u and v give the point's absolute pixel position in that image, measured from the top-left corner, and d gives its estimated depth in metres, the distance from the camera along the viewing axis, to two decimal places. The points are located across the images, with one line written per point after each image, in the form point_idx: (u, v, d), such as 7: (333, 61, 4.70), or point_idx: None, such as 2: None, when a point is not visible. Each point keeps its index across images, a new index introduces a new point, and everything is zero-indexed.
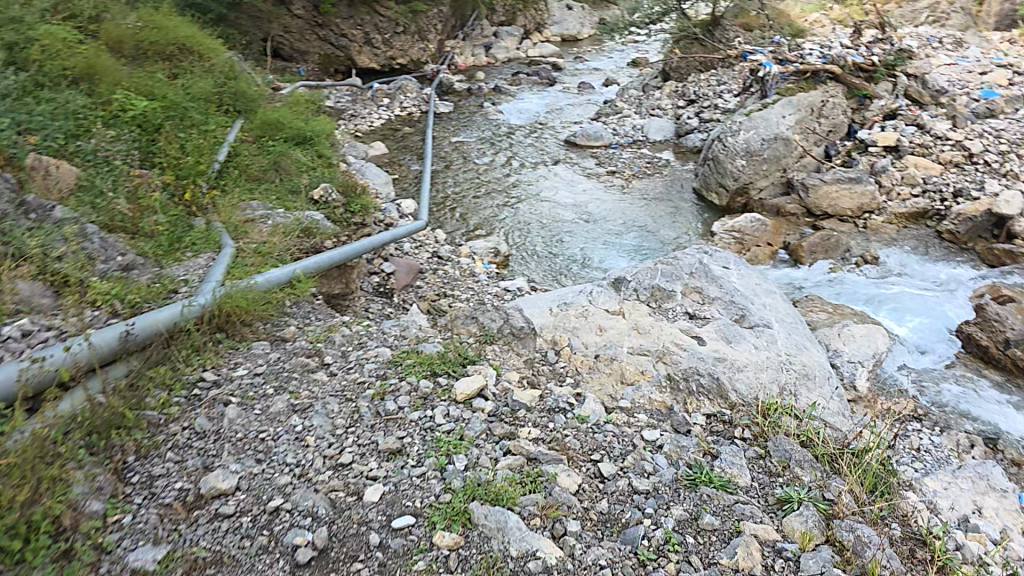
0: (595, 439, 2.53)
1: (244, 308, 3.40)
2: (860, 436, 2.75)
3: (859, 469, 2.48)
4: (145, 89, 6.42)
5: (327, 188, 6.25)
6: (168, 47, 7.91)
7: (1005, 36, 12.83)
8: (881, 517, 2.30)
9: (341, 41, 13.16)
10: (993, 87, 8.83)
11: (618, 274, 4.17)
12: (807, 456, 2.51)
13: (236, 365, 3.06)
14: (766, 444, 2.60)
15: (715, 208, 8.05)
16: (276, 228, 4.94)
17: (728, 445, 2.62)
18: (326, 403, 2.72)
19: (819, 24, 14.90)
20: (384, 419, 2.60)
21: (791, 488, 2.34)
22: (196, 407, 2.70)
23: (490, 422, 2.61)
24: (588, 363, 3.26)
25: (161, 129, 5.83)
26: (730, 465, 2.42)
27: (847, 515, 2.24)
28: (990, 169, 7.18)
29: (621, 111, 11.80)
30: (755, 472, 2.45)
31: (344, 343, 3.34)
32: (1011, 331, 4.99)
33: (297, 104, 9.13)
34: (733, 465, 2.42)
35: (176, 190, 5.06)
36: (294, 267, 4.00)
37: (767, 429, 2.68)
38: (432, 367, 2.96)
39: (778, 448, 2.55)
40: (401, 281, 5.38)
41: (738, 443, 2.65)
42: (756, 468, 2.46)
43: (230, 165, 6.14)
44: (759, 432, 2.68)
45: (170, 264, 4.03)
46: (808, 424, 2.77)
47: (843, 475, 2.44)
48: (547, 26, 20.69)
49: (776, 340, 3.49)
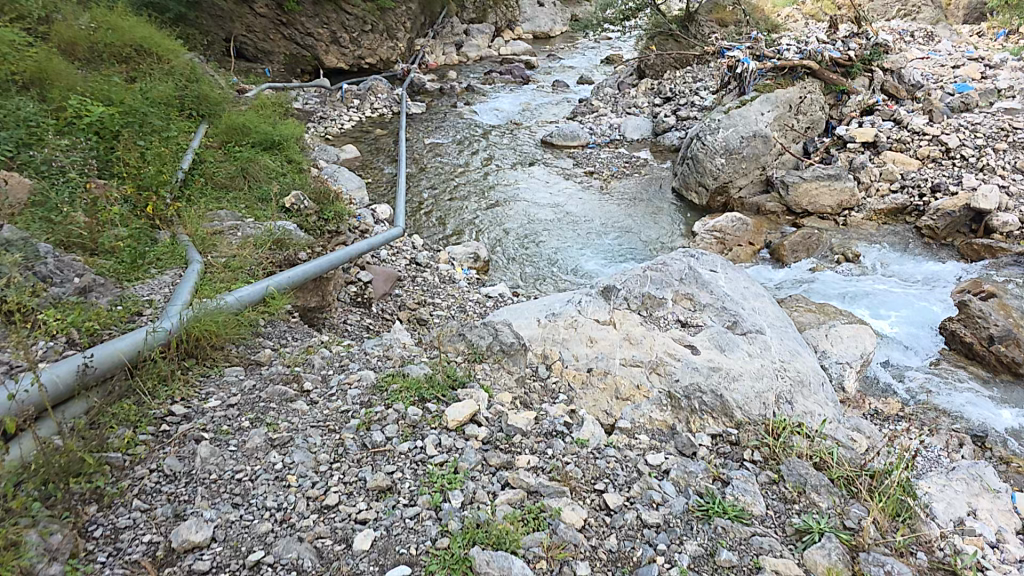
0: (596, 467, 2.43)
1: (213, 332, 3.18)
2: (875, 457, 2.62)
3: (875, 487, 2.40)
4: (101, 93, 6.07)
5: (298, 195, 5.98)
6: (125, 49, 7.55)
7: (972, 30, 13.24)
8: (905, 542, 2.20)
9: (308, 40, 12.80)
10: (966, 80, 9.07)
11: (607, 280, 4.06)
12: (824, 479, 2.41)
13: (208, 395, 2.86)
14: (777, 465, 2.52)
15: (695, 207, 8.10)
16: (246, 241, 4.70)
17: (738, 468, 2.51)
18: (308, 437, 2.53)
19: (790, 21, 15.15)
20: (370, 452, 2.44)
21: (809, 515, 2.24)
22: (165, 445, 2.49)
23: (485, 450, 2.48)
24: (581, 377, 3.18)
25: (119, 137, 5.52)
26: (743, 492, 2.31)
27: (871, 543, 2.14)
28: (965, 163, 7.30)
29: (597, 110, 11.76)
30: (768, 498, 2.34)
31: (324, 367, 3.16)
32: (995, 327, 5.02)
33: (264, 107, 8.82)
34: (745, 492, 2.31)
35: (138, 202, 4.78)
36: (265, 283, 3.79)
37: (778, 451, 2.58)
38: (419, 392, 2.81)
39: (792, 472, 2.44)
40: (380, 291, 5.21)
41: (748, 466, 2.53)
42: (768, 492, 2.36)
43: (195, 173, 5.89)
44: (768, 453, 2.59)
45: (133, 284, 3.79)
46: (816, 438, 2.69)
47: (857, 494, 2.36)
48: (517, 23, 20.69)
49: (770, 347, 3.42)
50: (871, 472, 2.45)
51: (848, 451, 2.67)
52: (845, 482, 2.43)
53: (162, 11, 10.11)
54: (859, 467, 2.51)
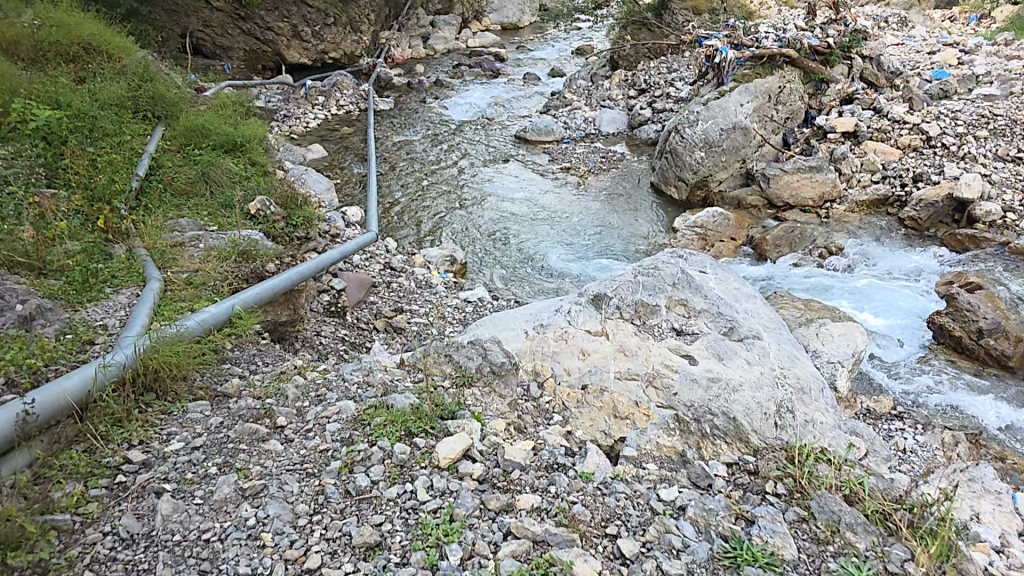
0: (607, 506, 2.24)
1: (174, 363, 2.87)
2: (906, 487, 2.42)
3: (912, 521, 2.20)
4: (47, 96, 5.65)
5: (264, 200, 5.63)
6: (72, 47, 7.07)
7: (944, 14, 13.38)
8: None
9: (268, 36, 12.29)
10: (943, 67, 9.21)
11: (596, 285, 3.87)
12: (859, 516, 2.18)
13: (170, 435, 2.56)
14: (805, 499, 2.30)
15: (675, 202, 8.05)
16: (208, 253, 4.36)
17: (761, 503, 2.30)
18: (283, 484, 2.28)
19: (763, 8, 15.13)
20: (355, 500, 2.21)
21: (847, 559, 2.04)
22: (120, 500, 2.18)
23: (482, 492, 2.27)
24: (576, 396, 3.00)
25: (67, 143, 5.11)
26: (771, 533, 2.12)
27: None
28: (947, 151, 7.36)
29: (570, 103, 11.58)
30: (798, 539, 2.14)
31: (299, 398, 2.90)
32: (984, 320, 5.03)
33: (224, 106, 8.36)
34: (774, 533, 2.11)
35: (89, 214, 4.38)
36: (231, 301, 3.47)
37: (806, 484, 2.35)
38: (406, 426, 2.58)
39: (823, 509, 2.22)
40: (354, 298, 4.95)
41: (772, 499, 2.32)
42: (798, 532, 2.15)
43: (152, 180, 5.51)
44: (794, 486, 2.36)
45: (86, 306, 3.47)
46: (842, 465, 2.47)
47: (894, 530, 2.15)
48: (485, 14, 20.33)
49: (768, 353, 3.28)
50: (908, 506, 2.26)
51: (878, 479, 2.47)
52: (880, 517, 2.21)
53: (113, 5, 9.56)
54: (893, 498, 2.31)
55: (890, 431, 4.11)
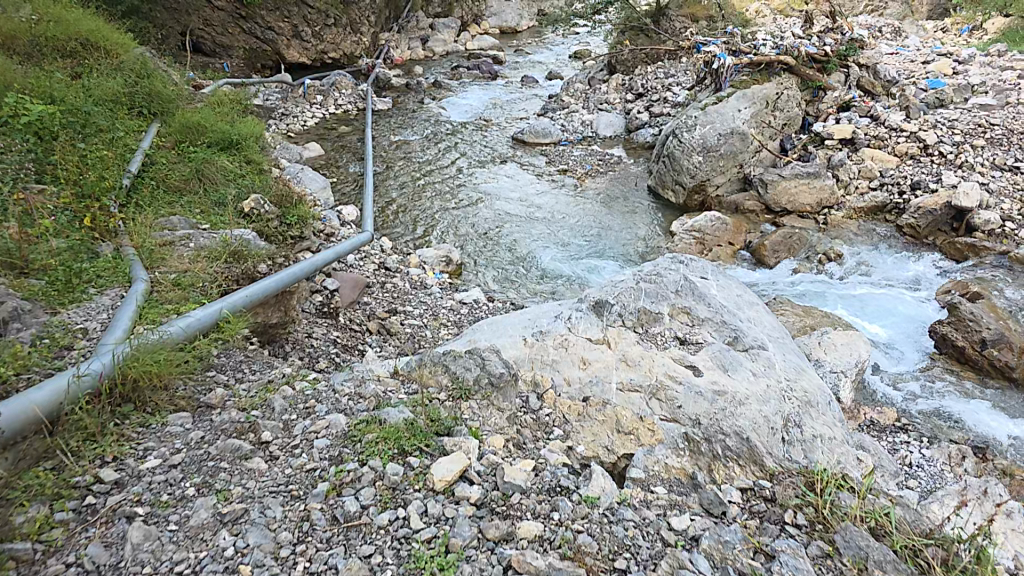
0: (615, 536, 2.10)
1: (156, 373, 2.70)
2: (933, 519, 2.25)
3: (945, 559, 2.04)
4: (39, 90, 5.46)
5: (258, 198, 5.47)
6: (69, 42, 6.87)
7: (936, 25, 13.38)
8: None
9: (269, 35, 12.20)
10: (938, 76, 9.08)
11: (597, 292, 3.72)
12: (889, 553, 2.01)
13: (147, 451, 2.39)
14: (828, 532, 2.13)
15: (672, 206, 7.93)
16: (198, 253, 4.19)
17: (781, 535, 2.14)
18: (266, 509, 2.12)
19: (759, 16, 15.04)
20: (343, 527, 2.06)
21: None
22: (89, 526, 2.02)
23: (480, 519, 2.12)
24: (577, 409, 2.86)
25: (59, 138, 4.93)
26: (793, 571, 1.96)
27: None
28: (944, 160, 7.27)
29: (568, 106, 11.47)
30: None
31: (286, 411, 2.74)
32: (987, 331, 4.89)
33: (221, 104, 8.19)
34: (797, 571, 1.96)
35: (77, 211, 4.21)
36: (218, 305, 3.31)
37: (826, 514, 2.19)
38: (399, 444, 2.44)
39: (849, 544, 2.06)
40: (347, 299, 4.80)
41: (793, 531, 2.15)
42: (822, 570, 1.99)
43: (145, 176, 5.33)
44: (814, 516, 2.20)
45: (66, 307, 3.30)
46: (866, 493, 2.30)
47: (926, 569, 1.99)
48: (484, 18, 20.19)
49: (774, 364, 3.14)
50: (939, 541, 2.10)
51: (904, 509, 2.30)
52: (911, 554, 2.06)
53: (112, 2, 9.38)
54: (922, 533, 2.15)
55: (895, 444, 3.99)
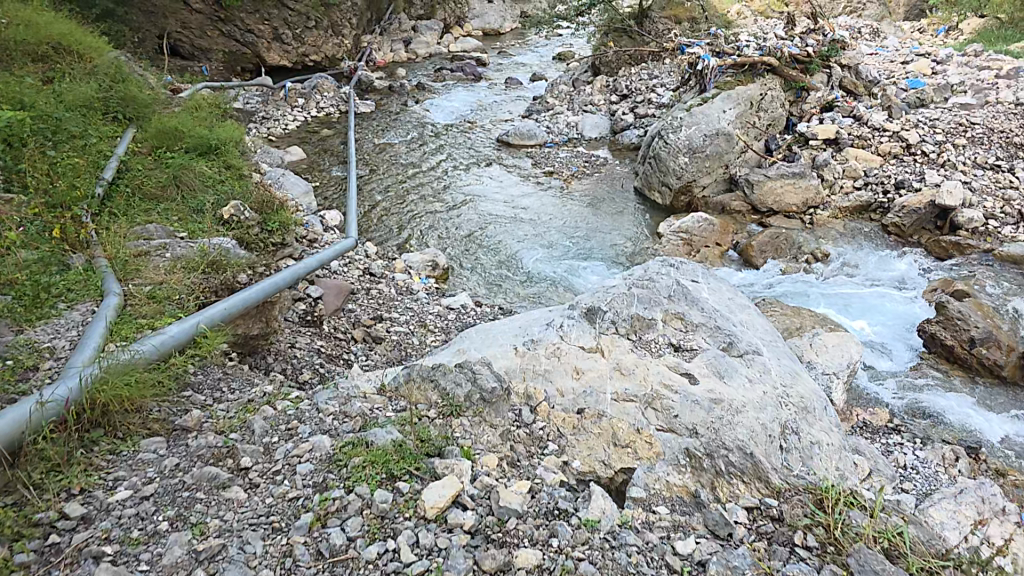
0: (617, 563, 2.00)
1: (129, 395, 2.55)
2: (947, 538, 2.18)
3: None
4: (7, 94, 5.20)
5: (238, 204, 5.29)
6: (40, 46, 6.61)
7: (914, 26, 13.56)
8: None
9: (248, 37, 11.90)
10: (917, 76, 9.19)
11: (589, 297, 3.62)
12: None
13: (117, 481, 2.23)
14: (841, 554, 2.05)
15: (658, 207, 7.88)
16: (175, 264, 4.01)
17: (790, 557, 2.06)
18: (245, 544, 1.99)
19: (741, 18, 15.12)
20: (330, 563, 1.94)
21: None
22: (51, 570, 1.86)
23: (474, 549, 2.02)
24: (572, 422, 2.77)
25: (28, 145, 4.70)
26: None
27: None
28: (926, 159, 7.34)
29: (552, 107, 11.40)
30: None
31: (267, 434, 2.60)
32: (975, 329, 4.89)
33: (199, 107, 7.96)
34: None
35: (47, 222, 4.00)
36: (195, 320, 3.14)
37: (838, 536, 2.11)
38: (388, 467, 2.32)
39: (863, 567, 1.98)
40: (331, 306, 4.67)
41: (803, 554, 2.07)
42: None
43: (120, 183, 5.12)
44: (825, 537, 2.12)
45: (33, 325, 3.12)
46: (877, 511, 2.23)
47: None
48: (467, 20, 20.04)
49: (770, 370, 3.06)
50: (955, 564, 2.02)
51: (916, 526, 2.23)
52: None
53: (85, 5, 9.09)
54: (938, 554, 2.08)
55: (889, 446, 3.96)
